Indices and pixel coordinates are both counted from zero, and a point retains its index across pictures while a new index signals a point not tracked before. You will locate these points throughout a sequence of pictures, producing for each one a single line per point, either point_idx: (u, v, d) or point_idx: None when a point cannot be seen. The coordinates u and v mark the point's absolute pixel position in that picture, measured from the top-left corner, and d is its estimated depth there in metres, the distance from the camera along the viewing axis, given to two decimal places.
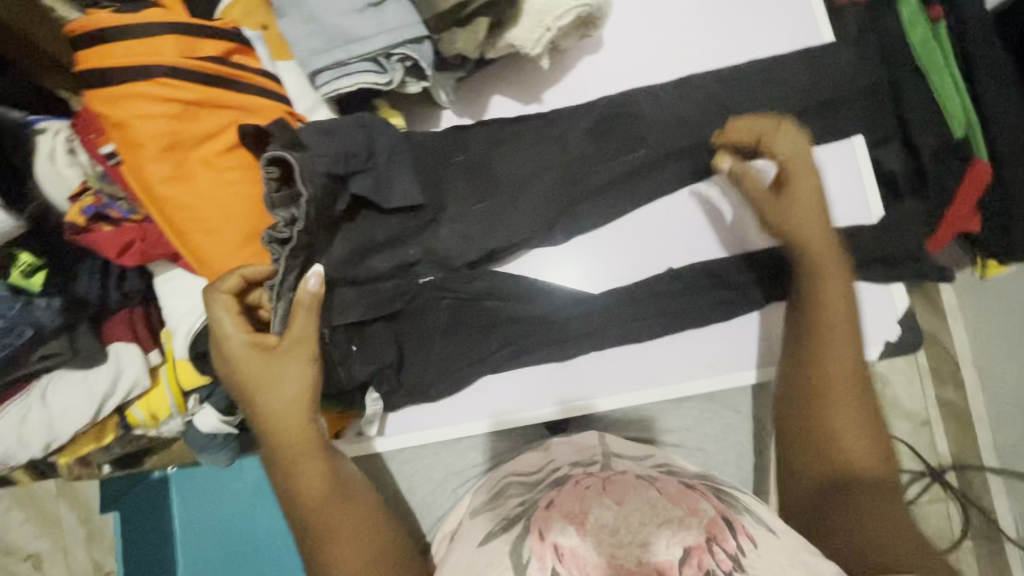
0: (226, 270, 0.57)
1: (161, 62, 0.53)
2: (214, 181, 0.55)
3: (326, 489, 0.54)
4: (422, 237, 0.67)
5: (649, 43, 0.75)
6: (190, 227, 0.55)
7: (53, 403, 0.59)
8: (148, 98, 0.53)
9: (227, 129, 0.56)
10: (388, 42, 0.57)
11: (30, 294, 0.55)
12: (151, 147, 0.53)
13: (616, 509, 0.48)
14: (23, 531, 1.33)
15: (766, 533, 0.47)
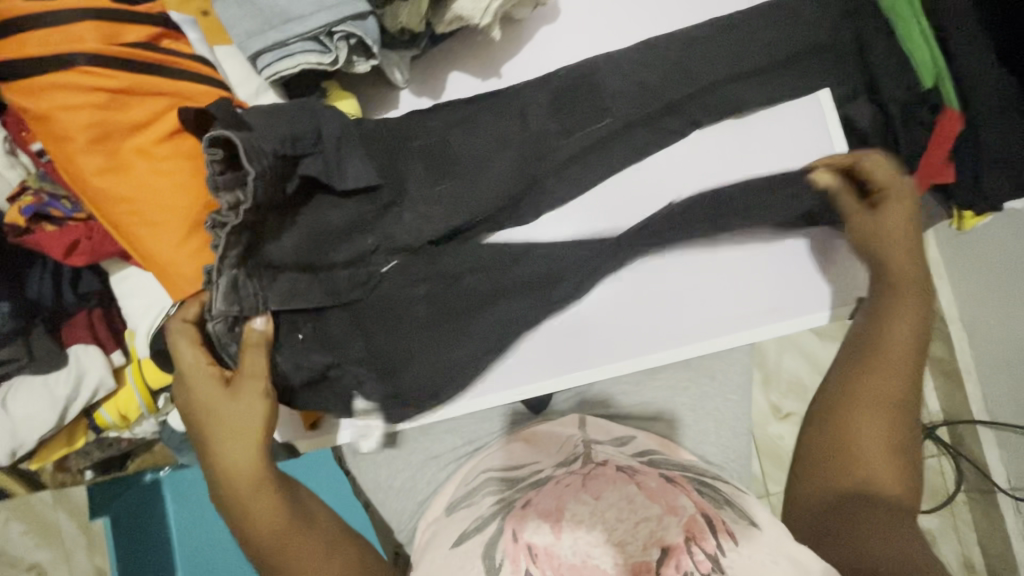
0: (170, 264, 0.54)
1: (82, 50, 0.50)
2: (149, 171, 0.53)
3: (285, 519, 0.55)
4: (375, 222, 0.63)
5: (607, 9, 0.73)
6: (129, 221, 0.53)
7: (13, 411, 0.58)
8: (72, 89, 0.50)
9: (160, 118, 0.53)
10: (328, 19, 0.55)
11: None
12: (79, 139, 0.51)
13: (593, 504, 0.48)
14: (22, 542, 1.33)
15: (746, 527, 0.46)
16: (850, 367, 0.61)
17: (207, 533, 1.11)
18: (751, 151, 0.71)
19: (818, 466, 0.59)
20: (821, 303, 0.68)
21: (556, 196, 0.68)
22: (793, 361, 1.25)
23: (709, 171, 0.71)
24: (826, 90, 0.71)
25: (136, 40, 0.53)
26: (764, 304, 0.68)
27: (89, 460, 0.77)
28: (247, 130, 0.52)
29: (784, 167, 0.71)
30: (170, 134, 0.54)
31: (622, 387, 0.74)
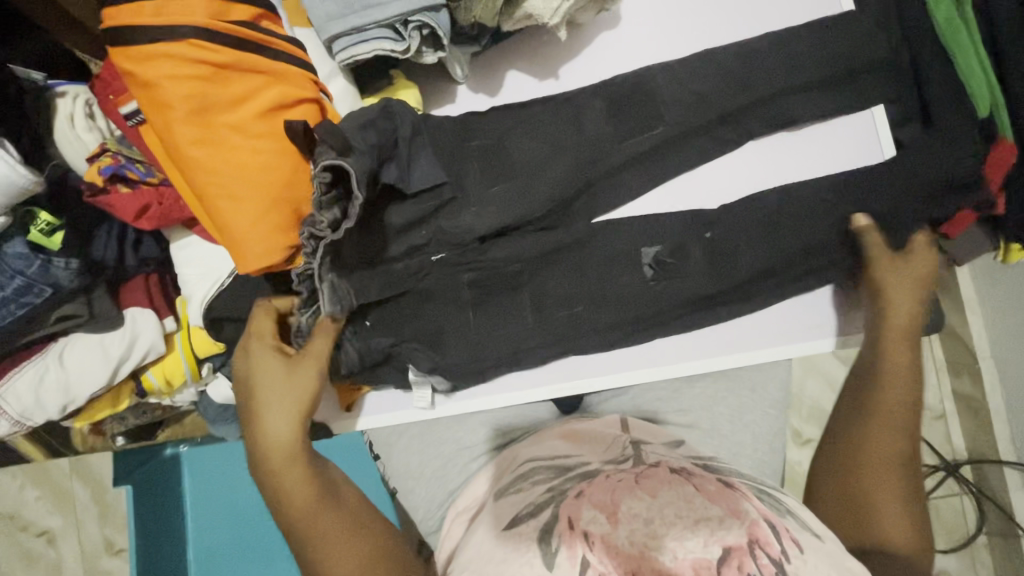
0: (246, 238, 0.54)
1: (192, 24, 0.51)
2: (241, 147, 0.53)
3: (313, 505, 0.54)
4: (426, 219, 0.65)
5: (666, 21, 0.75)
6: (213, 192, 0.53)
7: (69, 366, 0.59)
8: (179, 59, 0.51)
9: (256, 96, 0.54)
10: (406, 8, 0.57)
11: (49, 253, 0.53)
12: (180, 109, 0.51)
13: (650, 501, 0.46)
14: (36, 506, 1.34)
15: (809, 537, 0.46)
16: (859, 397, 0.62)
17: (220, 512, 1.11)
18: (804, 162, 0.72)
19: (834, 512, 0.59)
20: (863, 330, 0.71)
21: (601, 197, 0.70)
22: (817, 387, 1.24)
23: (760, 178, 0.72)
24: (880, 107, 0.73)
25: (240, 19, 0.54)
26: (808, 321, 0.71)
27: (125, 425, 0.78)
28: (353, 153, 0.54)
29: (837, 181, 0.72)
30: (265, 112, 0.54)
31: (658, 393, 0.74)
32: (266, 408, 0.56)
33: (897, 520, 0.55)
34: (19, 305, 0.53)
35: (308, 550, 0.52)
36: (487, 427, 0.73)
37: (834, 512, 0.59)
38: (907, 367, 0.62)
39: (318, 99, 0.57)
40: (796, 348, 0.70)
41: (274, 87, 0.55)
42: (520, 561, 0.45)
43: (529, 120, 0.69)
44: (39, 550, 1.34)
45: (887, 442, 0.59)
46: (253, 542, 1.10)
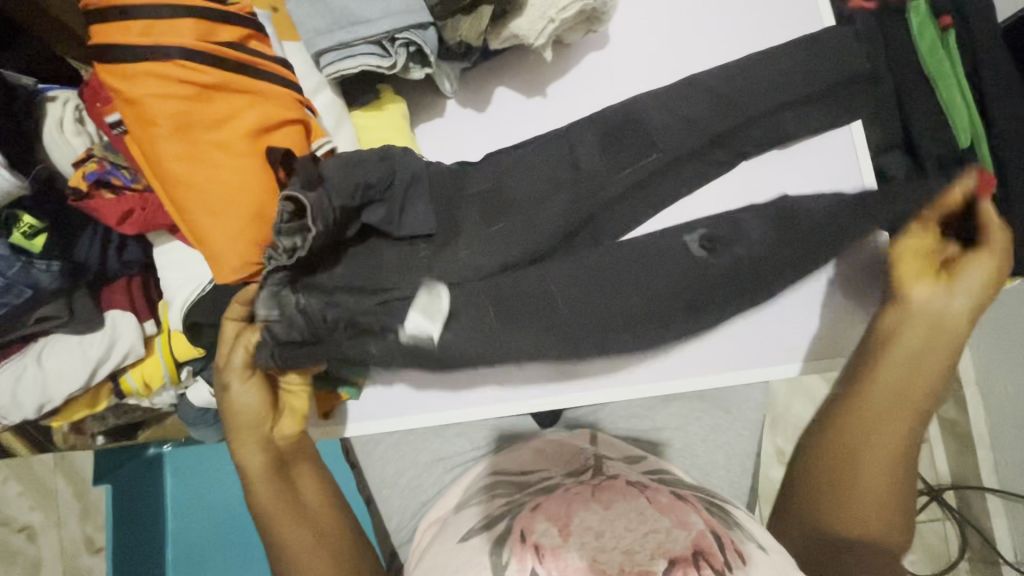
0: (224, 254, 0.54)
1: (176, 42, 0.52)
2: (222, 163, 0.54)
3: (287, 512, 0.58)
4: (421, 265, 0.61)
5: (654, 43, 0.76)
6: (193, 208, 0.54)
7: (48, 367, 0.60)
8: (164, 78, 0.52)
9: (241, 113, 0.55)
10: (392, 26, 0.58)
11: (31, 256, 0.55)
12: (164, 126, 0.52)
13: (602, 513, 0.47)
14: (18, 503, 1.34)
15: (757, 550, 0.46)
16: (852, 388, 0.57)
17: (200, 514, 1.11)
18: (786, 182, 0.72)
19: (796, 507, 0.58)
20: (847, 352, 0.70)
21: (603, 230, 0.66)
22: (802, 408, 1.24)
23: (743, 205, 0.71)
24: (859, 123, 0.73)
25: (228, 39, 0.55)
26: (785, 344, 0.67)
27: (105, 425, 0.79)
28: (318, 186, 0.54)
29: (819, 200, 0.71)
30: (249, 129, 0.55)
31: (634, 410, 0.74)
32: (237, 416, 0.58)
33: (878, 524, 0.53)
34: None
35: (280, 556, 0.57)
36: (463, 438, 0.73)
37: (806, 507, 0.57)
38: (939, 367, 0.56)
39: (302, 118, 0.58)
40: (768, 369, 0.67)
41: (258, 106, 0.55)
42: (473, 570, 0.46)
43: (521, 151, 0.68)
44: (18, 547, 1.33)
45: (893, 444, 0.55)
46: (232, 545, 1.10)
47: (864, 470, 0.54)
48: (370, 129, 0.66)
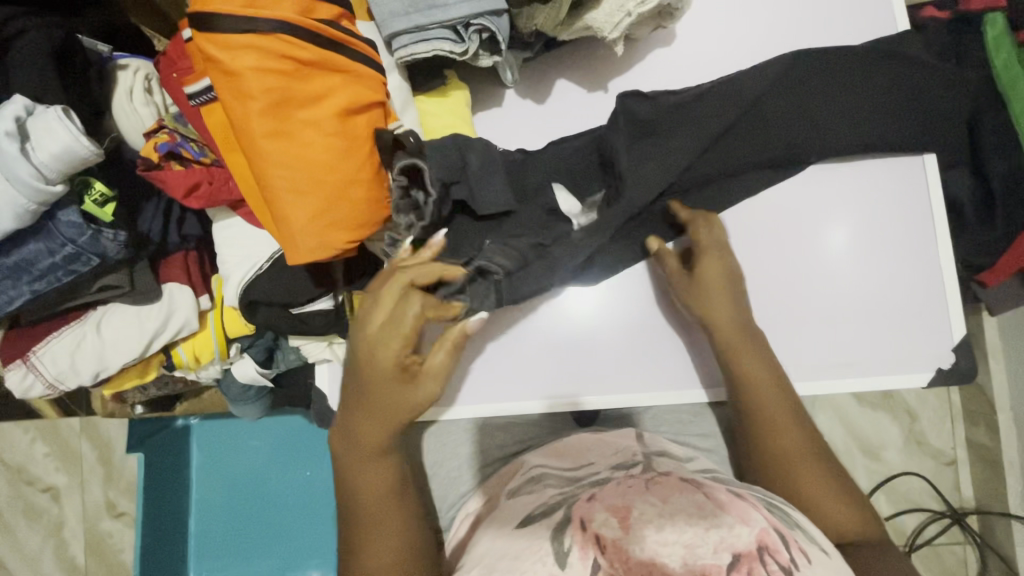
0: (304, 240, 0.50)
1: (277, 15, 0.47)
2: (314, 147, 0.49)
3: (387, 490, 0.61)
4: (518, 255, 0.63)
5: (718, 43, 0.74)
6: (279, 188, 0.49)
7: (105, 335, 0.60)
8: (264, 49, 0.47)
9: (336, 94, 0.50)
10: (469, 11, 0.57)
11: (101, 224, 0.52)
12: (257, 101, 0.47)
13: (661, 507, 0.45)
14: (44, 463, 1.36)
15: (818, 553, 0.46)
16: (755, 446, 0.64)
17: (224, 488, 1.12)
18: (824, 193, 0.71)
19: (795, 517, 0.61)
20: (902, 367, 0.69)
21: (649, 224, 0.69)
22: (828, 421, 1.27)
23: (790, 239, 0.70)
24: (932, 156, 0.70)
25: (326, 16, 0.50)
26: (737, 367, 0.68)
27: (145, 395, 0.79)
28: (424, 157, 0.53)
29: (859, 221, 0.70)
30: (343, 112, 0.50)
31: (678, 415, 0.73)
32: (394, 399, 0.58)
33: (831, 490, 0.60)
34: (67, 273, 0.52)
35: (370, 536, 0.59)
36: (505, 432, 0.73)
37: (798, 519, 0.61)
38: (779, 411, 0.63)
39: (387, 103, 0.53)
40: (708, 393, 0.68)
41: (353, 88, 0.51)
42: (532, 562, 0.44)
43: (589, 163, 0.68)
44: (43, 506, 1.36)
45: (792, 441, 0.63)
46: (255, 520, 1.11)
47: (800, 476, 0.61)
48: (434, 116, 0.66)
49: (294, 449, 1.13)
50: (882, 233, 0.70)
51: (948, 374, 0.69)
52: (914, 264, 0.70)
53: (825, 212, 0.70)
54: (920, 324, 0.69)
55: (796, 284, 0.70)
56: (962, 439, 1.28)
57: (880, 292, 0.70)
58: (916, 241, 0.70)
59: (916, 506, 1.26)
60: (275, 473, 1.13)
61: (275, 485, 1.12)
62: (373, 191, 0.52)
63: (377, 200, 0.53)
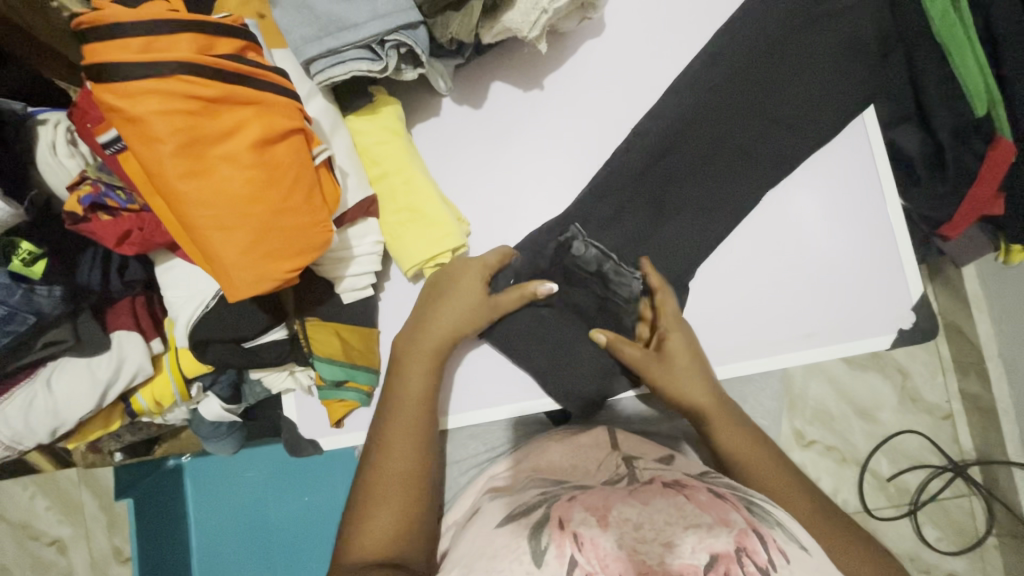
0: (236, 272, 0.50)
1: (175, 57, 0.46)
2: (234, 180, 0.48)
3: (410, 466, 0.61)
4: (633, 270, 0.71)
5: (647, 31, 0.75)
6: (202, 224, 0.48)
7: (57, 391, 0.60)
8: (166, 92, 0.46)
9: (251, 127, 0.49)
10: (380, 29, 0.57)
11: (32, 282, 0.53)
12: (168, 144, 0.46)
13: (641, 508, 0.47)
14: (47, 517, 1.36)
15: (799, 551, 0.45)
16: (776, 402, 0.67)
17: (225, 523, 1.12)
18: (793, 189, 0.72)
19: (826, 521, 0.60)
20: (857, 334, 0.70)
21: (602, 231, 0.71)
22: (821, 390, 1.27)
23: (764, 232, 0.72)
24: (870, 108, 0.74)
25: (228, 51, 0.50)
26: (718, 345, 0.71)
27: (121, 442, 0.80)
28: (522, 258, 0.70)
29: (823, 191, 0.72)
30: (260, 143, 0.49)
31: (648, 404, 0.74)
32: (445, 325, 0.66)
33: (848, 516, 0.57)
34: (5, 334, 0.53)
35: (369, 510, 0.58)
36: (479, 440, 0.74)
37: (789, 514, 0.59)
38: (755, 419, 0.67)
39: (305, 128, 0.53)
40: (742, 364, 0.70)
41: (265, 118, 0.50)
42: (511, 556, 0.45)
43: None
44: (51, 559, 1.37)
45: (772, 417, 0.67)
46: (257, 554, 1.11)
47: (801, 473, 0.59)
48: (365, 134, 0.66)
49: (290, 477, 1.12)
50: (836, 198, 0.72)
51: (909, 334, 0.69)
52: (865, 228, 0.71)
53: (782, 190, 0.73)
54: (876, 288, 0.70)
55: (761, 257, 0.71)
56: (956, 390, 1.27)
57: (841, 255, 0.71)
58: (865, 205, 0.71)
59: (917, 463, 1.25)
60: (272, 504, 1.12)
61: (274, 516, 1.12)
62: (305, 214, 0.52)
63: (315, 224, 0.53)
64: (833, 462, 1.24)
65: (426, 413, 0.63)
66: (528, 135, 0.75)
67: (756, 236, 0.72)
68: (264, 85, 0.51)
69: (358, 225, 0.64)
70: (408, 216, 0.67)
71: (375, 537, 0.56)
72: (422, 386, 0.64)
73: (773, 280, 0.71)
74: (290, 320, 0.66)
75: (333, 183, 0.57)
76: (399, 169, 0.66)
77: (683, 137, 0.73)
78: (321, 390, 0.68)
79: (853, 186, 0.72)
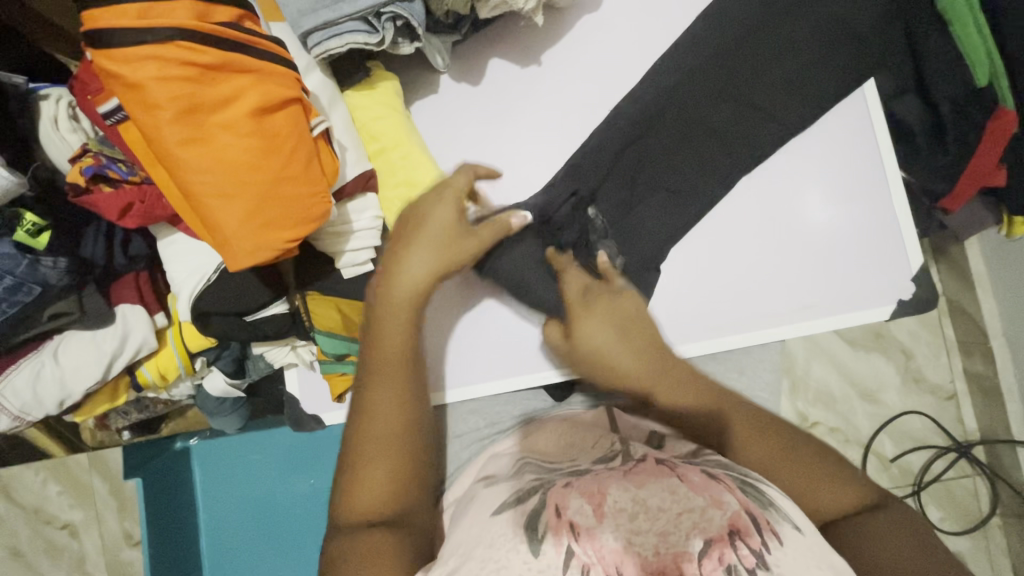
0: (234, 239, 0.50)
1: (173, 25, 0.47)
2: (233, 148, 0.49)
3: (400, 425, 0.56)
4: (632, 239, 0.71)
5: (645, 4, 0.75)
6: (201, 191, 0.49)
7: (64, 363, 0.61)
8: (164, 59, 0.46)
9: (249, 95, 0.50)
10: (376, 1, 0.57)
11: (37, 252, 0.54)
12: (166, 110, 0.47)
13: (634, 491, 0.47)
14: (59, 501, 1.39)
15: (791, 530, 0.46)
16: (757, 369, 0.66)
17: (232, 504, 1.14)
18: (791, 160, 0.72)
19: None
20: (858, 305, 0.70)
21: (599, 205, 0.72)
22: (824, 370, 1.27)
23: (762, 199, 0.72)
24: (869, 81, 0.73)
25: (225, 21, 0.50)
26: (715, 317, 0.71)
27: (129, 419, 0.81)
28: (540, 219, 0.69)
29: (821, 159, 0.72)
30: (258, 111, 0.50)
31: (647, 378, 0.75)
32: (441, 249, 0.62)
33: None
34: (11, 304, 0.53)
35: (358, 467, 0.55)
36: (481, 415, 0.75)
37: None
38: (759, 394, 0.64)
39: (302, 99, 0.54)
40: (740, 337, 0.71)
41: (263, 87, 0.51)
42: (502, 551, 0.45)
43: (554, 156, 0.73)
44: (64, 542, 1.39)
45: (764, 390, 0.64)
46: (264, 533, 1.13)
47: None
48: (363, 109, 0.67)
49: (294, 459, 1.14)
50: (833, 168, 0.72)
51: (909, 305, 0.69)
52: (863, 200, 0.71)
53: (781, 158, 0.72)
54: (875, 258, 0.70)
55: (763, 232, 0.71)
56: (960, 370, 1.26)
57: (840, 226, 0.70)
58: (864, 176, 0.71)
59: (920, 444, 1.25)
60: (278, 484, 1.14)
61: (280, 497, 1.14)
62: (304, 181, 0.53)
63: (312, 193, 0.53)
64: (836, 442, 1.25)
65: (408, 373, 0.58)
66: (526, 111, 0.75)
67: (755, 207, 0.72)
68: (260, 54, 0.51)
69: (357, 200, 0.64)
70: (406, 190, 0.66)
71: (368, 497, 0.53)
72: (399, 345, 0.58)
73: (772, 253, 0.71)
74: (290, 295, 0.67)
75: (331, 155, 0.57)
76: (397, 144, 0.67)
77: (682, 109, 0.73)
78: (323, 364, 0.69)
79: (851, 157, 0.72)
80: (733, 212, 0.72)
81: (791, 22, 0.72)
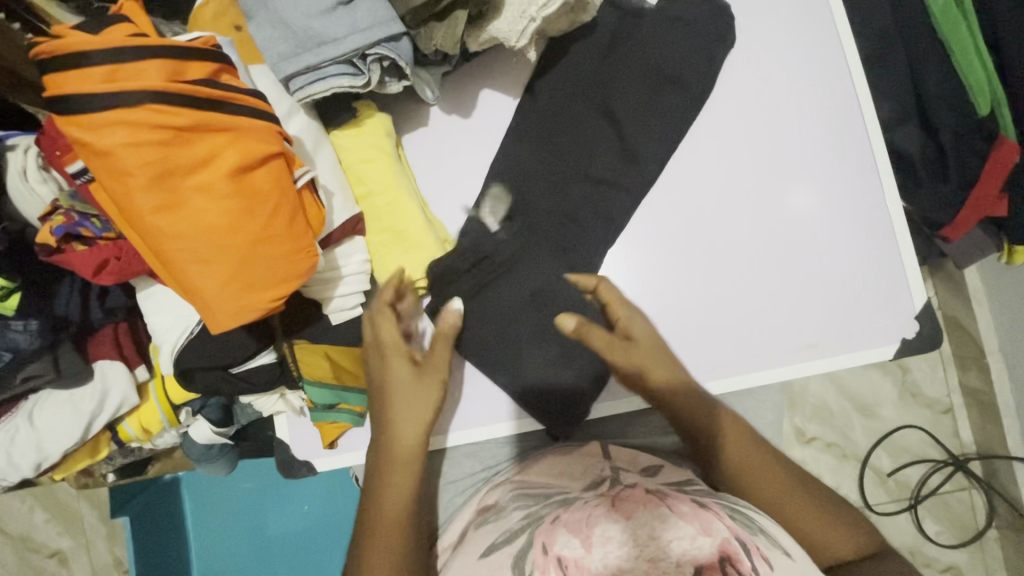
0: (215, 304, 0.48)
1: (144, 86, 0.44)
2: (211, 211, 0.46)
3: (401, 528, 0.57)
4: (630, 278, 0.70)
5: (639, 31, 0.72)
6: (179, 257, 0.46)
7: (40, 424, 0.59)
8: (134, 123, 0.44)
9: (226, 154, 0.47)
10: (361, 43, 0.54)
11: (7, 317, 0.51)
12: (138, 176, 0.44)
13: (624, 523, 0.45)
14: (46, 529, 1.36)
15: (782, 557, 0.43)
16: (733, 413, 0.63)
17: (223, 533, 1.12)
18: (796, 188, 0.69)
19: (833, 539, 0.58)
20: (861, 343, 0.68)
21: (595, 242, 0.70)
22: (821, 386, 1.26)
23: (765, 228, 0.69)
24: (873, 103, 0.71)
25: (200, 77, 0.48)
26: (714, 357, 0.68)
27: (113, 465, 0.79)
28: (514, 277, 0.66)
29: (826, 188, 0.69)
30: (237, 171, 0.47)
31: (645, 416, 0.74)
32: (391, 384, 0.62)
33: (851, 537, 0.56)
34: None
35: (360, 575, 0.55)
36: (477, 458, 0.73)
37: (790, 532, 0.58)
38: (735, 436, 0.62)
39: (285, 151, 0.51)
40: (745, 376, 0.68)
41: (241, 144, 0.48)
42: None
43: (546, 191, 0.71)
44: (51, 571, 1.36)
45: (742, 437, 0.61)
46: (256, 561, 1.11)
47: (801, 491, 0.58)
48: (351, 150, 0.64)
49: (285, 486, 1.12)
50: (838, 197, 0.69)
51: (913, 343, 0.68)
52: (867, 234, 0.68)
53: (785, 184, 0.69)
54: (878, 294, 0.68)
55: (764, 270, 0.68)
56: (956, 384, 1.26)
57: (845, 261, 0.68)
58: (867, 206, 0.68)
59: (917, 459, 1.24)
60: (269, 511, 1.11)
61: (271, 525, 1.11)
62: (288, 239, 0.50)
63: (296, 251, 0.50)
64: (834, 458, 1.24)
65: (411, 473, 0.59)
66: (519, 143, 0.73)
67: (760, 239, 0.69)
68: (237, 108, 0.49)
69: (347, 244, 0.62)
70: (392, 238, 0.65)
71: None
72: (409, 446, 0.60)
73: (775, 293, 0.68)
74: (277, 342, 0.64)
75: (317, 207, 0.55)
76: (383, 188, 0.64)
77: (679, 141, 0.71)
78: (312, 412, 0.66)
79: (860, 187, 0.69)
80: (736, 244, 0.69)
81: (789, 50, 0.70)
